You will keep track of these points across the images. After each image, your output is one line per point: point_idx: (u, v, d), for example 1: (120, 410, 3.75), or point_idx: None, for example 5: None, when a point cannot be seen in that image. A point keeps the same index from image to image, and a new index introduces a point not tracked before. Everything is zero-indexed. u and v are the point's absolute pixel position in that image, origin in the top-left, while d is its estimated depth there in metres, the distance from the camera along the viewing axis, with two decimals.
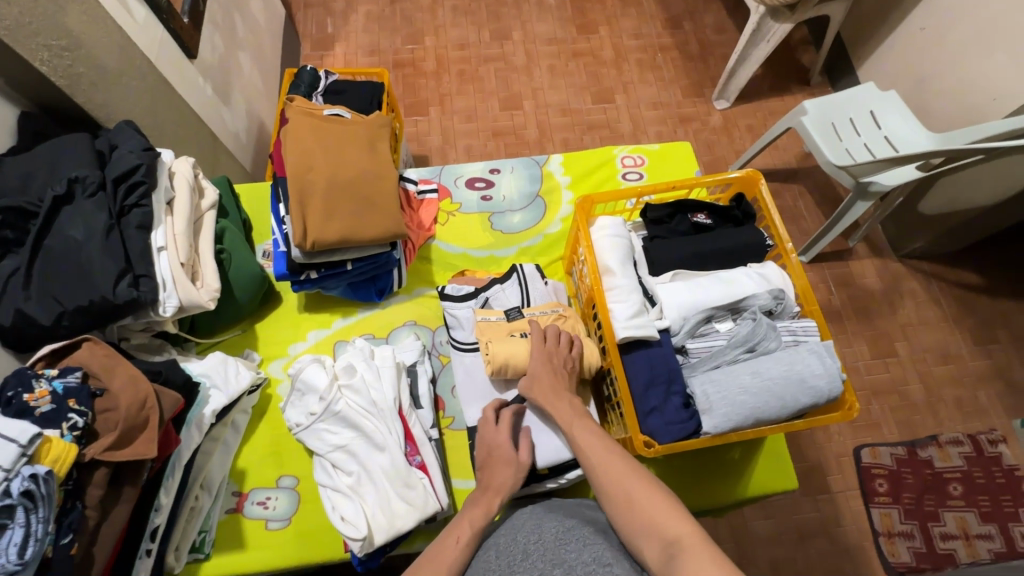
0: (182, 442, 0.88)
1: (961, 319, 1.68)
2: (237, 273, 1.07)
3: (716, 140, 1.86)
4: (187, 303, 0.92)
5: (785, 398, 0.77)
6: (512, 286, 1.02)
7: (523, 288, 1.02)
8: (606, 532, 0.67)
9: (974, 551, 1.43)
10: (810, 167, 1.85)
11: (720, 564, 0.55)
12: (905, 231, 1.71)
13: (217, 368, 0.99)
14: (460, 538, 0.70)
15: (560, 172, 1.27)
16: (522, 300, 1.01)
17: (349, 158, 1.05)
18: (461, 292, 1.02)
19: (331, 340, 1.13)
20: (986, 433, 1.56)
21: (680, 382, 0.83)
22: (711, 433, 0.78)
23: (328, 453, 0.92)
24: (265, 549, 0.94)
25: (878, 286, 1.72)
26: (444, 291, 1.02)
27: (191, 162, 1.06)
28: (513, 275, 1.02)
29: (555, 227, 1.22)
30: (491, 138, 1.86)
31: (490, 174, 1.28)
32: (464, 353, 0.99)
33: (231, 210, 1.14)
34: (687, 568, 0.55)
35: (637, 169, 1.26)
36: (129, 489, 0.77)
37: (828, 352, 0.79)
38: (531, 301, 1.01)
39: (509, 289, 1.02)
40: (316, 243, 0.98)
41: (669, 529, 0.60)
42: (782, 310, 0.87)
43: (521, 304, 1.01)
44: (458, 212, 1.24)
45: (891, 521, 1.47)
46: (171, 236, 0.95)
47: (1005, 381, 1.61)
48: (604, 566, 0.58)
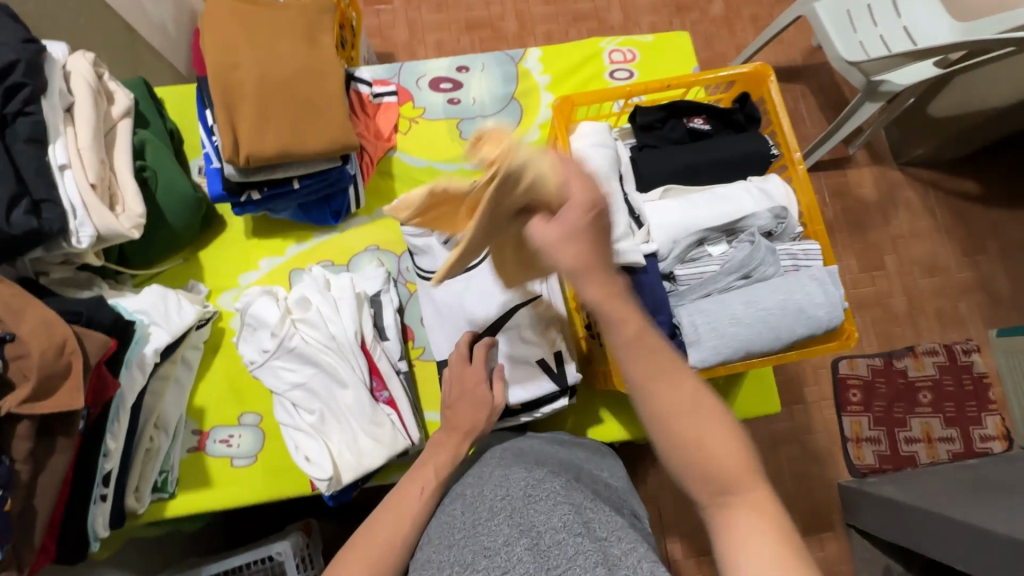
0: (124, 385, 0.81)
1: (953, 229, 1.61)
2: (165, 195, 0.93)
3: (716, 32, 1.65)
4: (105, 232, 0.80)
5: (779, 328, 0.70)
6: None
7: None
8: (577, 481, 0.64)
9: (933, 453, 1.48)
10: (817, 64, 1.66)
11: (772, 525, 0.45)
12: (910, 136, 1.58)
13: (157, 304, 0.89)
14: (425, 488, 0.69)
15: (538, 70, 1.10)
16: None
17: (282, 52, 0.88)
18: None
19: (285, 268, 1.02)
20: (962, 342, 1.55)
21: (667, 312, 0.75)
22: (698, 367, 0.73)
23: (287, 392, 0.86)
24: (232, 486, 0.91)
25: (873, 196, 1.62)
26: None
27: (91, 58, 0.87)
28: None
29: (532, 135, 1.07)
30: (462, 31, 1.62)
31: (457, 73, 1.10)
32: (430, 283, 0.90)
33: (152, 119, 0.97)
34: (734, 529, 0.45)
35: (627, 66, 1.09)
36: (63, 440, 0.70)
37: (830, 280, 0.72)
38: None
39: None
40: (250, 158, 0.84)
41: (721, 478, 0.47)
42: (782, 232, 0.78)
43: None
44: (421, 118, 1.08)
45: (860, 427, 1.50)
46: (75, 151, 0.80)
47: (987, 292, 1.58)
48: (575, 536, 0.54)
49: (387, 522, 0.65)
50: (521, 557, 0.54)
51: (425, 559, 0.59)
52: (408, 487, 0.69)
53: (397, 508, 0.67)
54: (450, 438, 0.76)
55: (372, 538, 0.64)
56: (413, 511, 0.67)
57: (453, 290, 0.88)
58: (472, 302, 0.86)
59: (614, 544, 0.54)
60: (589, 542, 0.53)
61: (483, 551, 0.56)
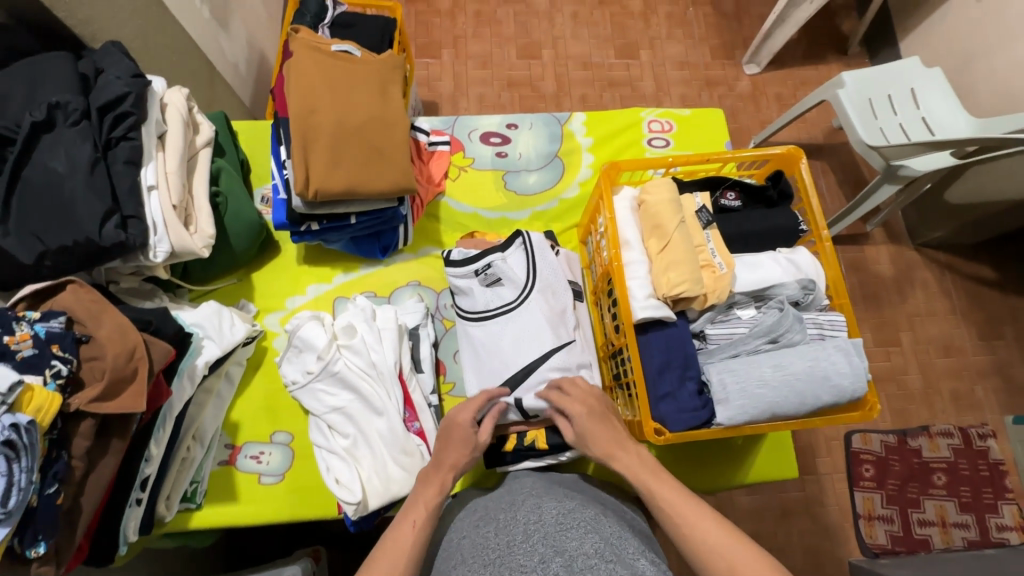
0: (174, 394, 0.84)
1: (969, 313, 1.64)
2: (233, 219, 1.01)
3: (742, 108, 1.76)
4: (179, 249, 0.87)
5: (805, 395, 0.73)
6: (516, 253, 0.93)
7: (529, 255, 0.93)
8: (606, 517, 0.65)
9: (948, 538, 1.45)
10: (837, 144, 1.75)
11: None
12: (928, 221, 1.63)
13: (211, 319, 0.94)
14: (417, 523, 0.67)
15: (582, 132, 1.19)
16: (529, 268, 0.92)
17: (356, 100, 0.97)
18: (464, 257, 0.95)
19: (331, 296, 1.08)
20: (977, 427, 1.55)
21: (696, 368, 0.79)
22: (724, 425, 0.76)
23: (324, 414, 0.90)
24: (257, 503, 0.93)
25: (889, 273, 1.67)
26: (449, 257, 0.96)
27: (186, 93, 0.97)
28: (517, 240, 0.93)
29: (572, 191, 1.15)
30: (505, 88, 1.75)
31: (506, 129, 1.19)
32: (469, 323, 0.95)
33: (228, 149, 1.06)
34: None
35: (664, 136, 1.18)
36: (117, 442, 0.74)
37: (855, 351, 0.75)
38: (539, 271, 0.93)
39: (515, 257, 0.93)
40: (319, 193, 0.91)
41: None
42: (810, 302, 0.82)
43: (526, 271, 0.93)
44: (470, 167, 1.16)
45: (873, 505, 1.47)
46: (163, 174, 0.88)
47: (1003, 377, 1.59)
48: (608, 560, 0.55)
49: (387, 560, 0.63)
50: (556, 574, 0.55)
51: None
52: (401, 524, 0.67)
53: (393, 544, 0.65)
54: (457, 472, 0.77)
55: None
56: (408, 548, 0.64)
57: (496, 332, 0.92)
58: (509, 344, 0.91)
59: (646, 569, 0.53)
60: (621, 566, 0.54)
61: (517, 568, 0.57)
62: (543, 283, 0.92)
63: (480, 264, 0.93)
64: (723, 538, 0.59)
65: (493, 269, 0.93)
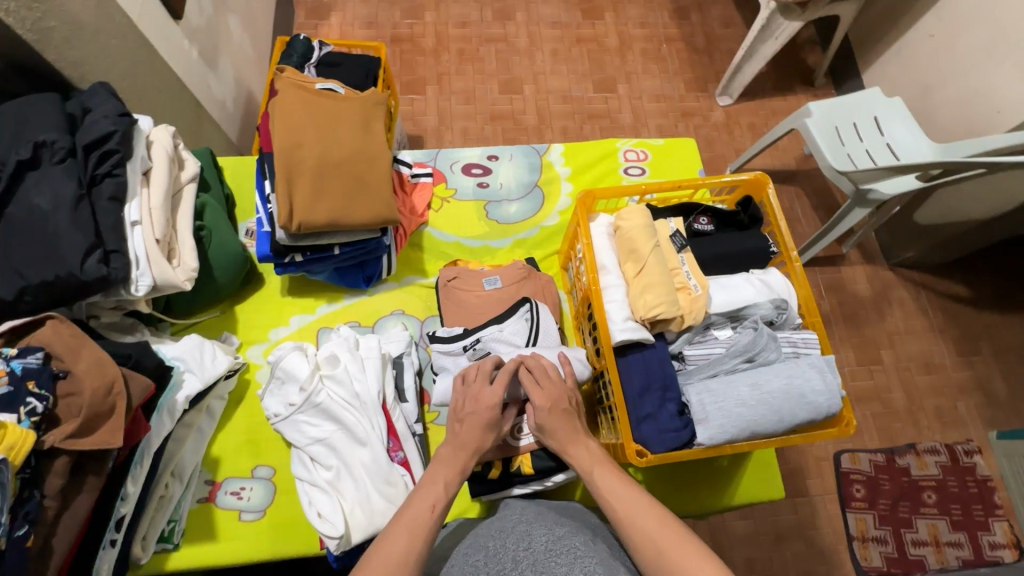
0: (153, 429, 0.83)
1: (946, 330, 1.66)
2: (216, 252, 1.02)
3: (717, 137, 1.83)
4: (161, 282, 0.87)
5: (782, 412, 0.75)
6: (516, 324, 0.93)
7: (531, 323, 0.94)
8: (596, 542, 0.65)
9: (942, 558, 1.42)
10: (809, 170, 1.82)
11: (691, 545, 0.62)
12: (899, 241, 1.68)
13: (193, 352, 0.94)
14: (435, 508, 0.68)
15: (561, 163, 1.23)
16: (530, 339, 0.93)
17: (338, 137, 1.00)
18: (451, 334, 0.94)
19: (315, 326, 1.09)
20: (963, 443, 1.55)
21: (676, 389, 0.81)
22: (705, 444, 0.76)
23: (307, 446, 0.89)
24: (238, 541, 0.91)
25: (867, 292, 1.69)
26: (434, 334, 0.94)
27: (172, 131, 0.99)
28: (520, 308, 0.94)
29: (552, 219, 1.18)
30: (489, 121, 1.80)
31: (487, 161, 1.23)
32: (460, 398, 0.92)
33: (213, 184, 1.08)
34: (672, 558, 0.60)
35: (640, 164, 1.22)
36: (93, 479, 0.73)
37: (829, 368, 0.78)
38: (540, 334, 0.94)
39: (513, 326, 0.93)
40: (302, 225, 0.93)
41: (653, 539, 0.63)
42: (783, 321, 0.85)
43: (525, 342, 0.93)
44: (452, 198, 1.19)
45: (865, 526, 1.45)
46: (147, 209, 0.89)
47: (984, 393, 1.60)
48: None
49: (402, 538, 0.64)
50: None
51: None
52: (420, 504, 0.68)
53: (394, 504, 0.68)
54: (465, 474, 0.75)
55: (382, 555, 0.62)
56: (409, 513, 0.66)
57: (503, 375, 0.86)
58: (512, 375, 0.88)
59: None
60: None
61: None
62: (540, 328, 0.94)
63: (469, 340, 0.93)
64: (667, 532, 0.63)
65: (482, 345, 0.92)
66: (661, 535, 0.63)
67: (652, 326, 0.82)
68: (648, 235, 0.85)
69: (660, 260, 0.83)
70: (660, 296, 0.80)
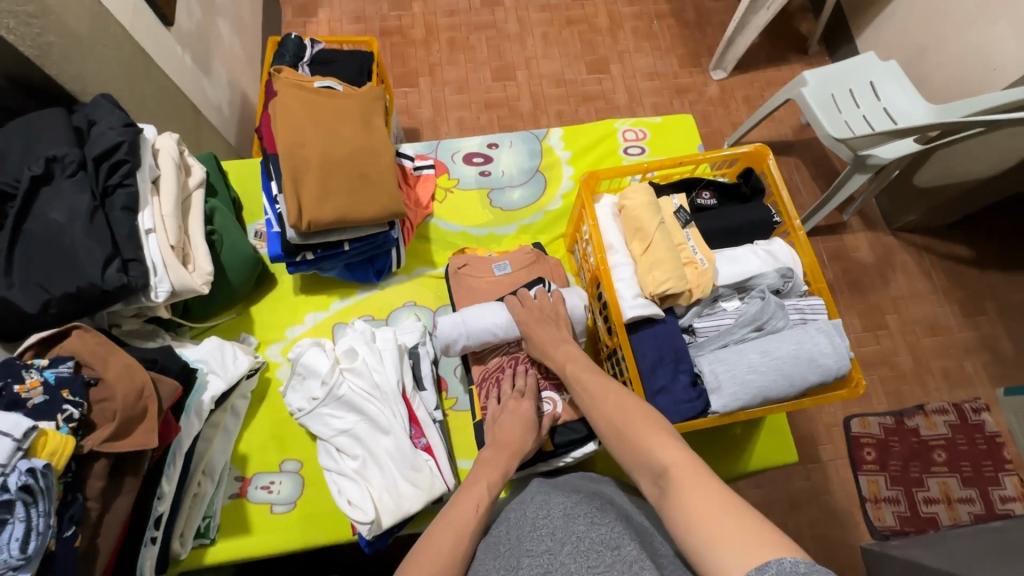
0: (183, 429, 0.86)
1: (949, 291, 1.67)
2: (229, 255, 1.03)
3: (712, 112, 1.83)
4: (179, 287, 0.89)
5: (793, 377, 0.77)
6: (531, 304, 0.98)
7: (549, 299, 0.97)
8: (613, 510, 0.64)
9: (955, 514, 1.45)
10: (806, 140, 1.82)
11: (651, 420, 0.64)
12: (900, 206, 1.68)
13: (215, 353, 0.97)
14: (480, 505, 0.67)
15: (560, 147, 1.24)
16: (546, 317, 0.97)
17: (339, 135, 1.01)
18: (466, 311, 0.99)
19: (330, 323, 1.11)
20: (970, 402, 1.57)
21: (688, 360, 0.83)
22: (719, 413, 0.78)
23: (332, 438, 0.92)
24: (272, 533, 0.94)
25: (870, 259, 1.70)
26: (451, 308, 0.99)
27: (176, 139, 1.01)
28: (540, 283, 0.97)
29: (556, 203, 1.19)
30: (484, 110, 1.80)
31: (487, 149, 1.24)
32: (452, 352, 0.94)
33: (220, 188, 1.10)
34: (630, 427, 0.64)
35: (639, 144, 1.23)
36: (130, 480, 0.75)
37: (836, 332, 0.79)
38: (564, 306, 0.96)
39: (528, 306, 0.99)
40: (312, 224, 0.95)
41: (611, 418, 0.68)
42: (790, 289, 0.86)
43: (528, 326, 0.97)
44: (455, 188, 1.21)
45: (877, 488, 1.48)
46: (160, 217, 0.91)
47: (990, 351, 1.62)
48: (612, 548, 0.56)
49: (449, 534, 0.62)
50: (565, 561, 0.55)
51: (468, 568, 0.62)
52: (464, 505, 0.67)
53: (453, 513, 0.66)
54: (498, 457, 0.77)
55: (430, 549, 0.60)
56: (469, 522, 0.64)
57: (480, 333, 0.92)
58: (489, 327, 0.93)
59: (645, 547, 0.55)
60: (626, 546, 0.56)
61: (524, 555, 0.58)
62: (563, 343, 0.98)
63: None
64: (627, 408, 0.67)
65: None
66: (619, 411, 0.67)
67: (662, 302, 0.84)
68: (654, 212, 0.87)
69: (666, 235, 0.85)
70: (668, 272, 0.81)
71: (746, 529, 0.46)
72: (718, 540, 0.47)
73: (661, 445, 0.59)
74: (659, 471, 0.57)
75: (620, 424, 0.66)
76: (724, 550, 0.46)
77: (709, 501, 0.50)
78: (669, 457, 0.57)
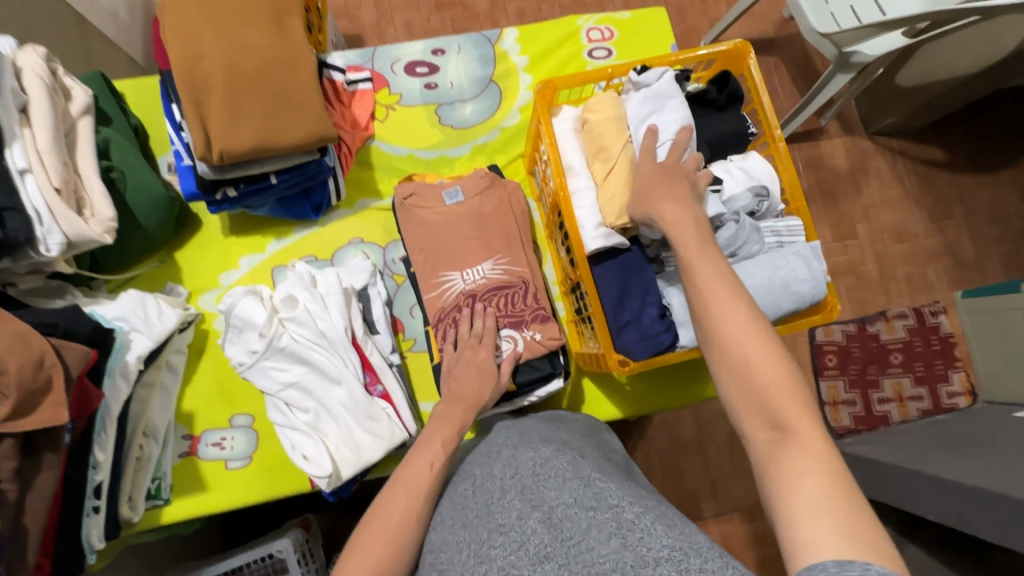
0: (109, 395, 0.78)
1: (921, 197, 1.63)
2: (136, 195, 0.90)
3: (689, 6, 1.63)
4: (75, 238, 0.76)
5: (766, 306, 0.72)
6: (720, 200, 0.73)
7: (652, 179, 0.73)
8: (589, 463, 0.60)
9: (905, 411, 1.51)
10: (789, 37, 1.66)
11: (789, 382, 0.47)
12: (880, 108, 1.59)
13: (136, 309, 0.86)
14: (435, 464, 0.65)
15: (516, 51, 1.08)
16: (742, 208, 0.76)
17: (247, 41, 0.84)
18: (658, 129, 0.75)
19: (267, 266, 1.00)
20: (930, 305, 1.57)
21: (655, 292, 0.77)
22: (688, 347, 0.74)
23: (279, 392, 0.85)
24: (230, 487, 0.90)
25: (845, 166, 1.63)
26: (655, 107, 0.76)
27: (43, 54, 0.82)
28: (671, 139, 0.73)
29: (512, 119, 1.06)
30: (434, 10, 1.57)
31: (432, 57, 1.08)
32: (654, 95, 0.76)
33: (113, 115, 0.93)
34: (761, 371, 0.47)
35: (605, 45, 1.08)
36: (52, 457, 0.68)
37: (814, 255, 0.74)
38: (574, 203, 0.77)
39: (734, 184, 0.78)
40: (224, 155, 0.81)
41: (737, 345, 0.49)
42: (765, 210, 0.78)
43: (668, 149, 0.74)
44: (398, 105, 1.05)
45: (836, 392, 1.52)
46: (35, 154, 0.75)
47: (954, 257, 1.61)
48: (588, 511, 0.51)
49: (401, 500, 0.61)
50: (536, 532, 0.52)
51: (438, 533, 0.59)
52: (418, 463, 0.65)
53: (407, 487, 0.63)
54: (454, 412, 0.74)
55: (383, 515, 0.60)
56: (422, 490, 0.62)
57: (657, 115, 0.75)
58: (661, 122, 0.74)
59: (627, 509, 0.50)
60: (602, 511, 0.51)
61: (496, 530, 0.54)
62: (528, 278, 0.91)
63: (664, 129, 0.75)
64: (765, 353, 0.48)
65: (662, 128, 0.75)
66: (753, 351, 0.48)
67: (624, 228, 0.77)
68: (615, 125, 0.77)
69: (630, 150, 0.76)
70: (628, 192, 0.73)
71: (850, 515, 0.39)
72: (811, 508, 0.40)
73: (781, 394, 0.46)
74: (777, 422, 0.45)
75: (743, 351, 0.48)
76: (817, 524, 0.39)
77: (808, 472, 0.42)
78: (785, 408, 0.46)
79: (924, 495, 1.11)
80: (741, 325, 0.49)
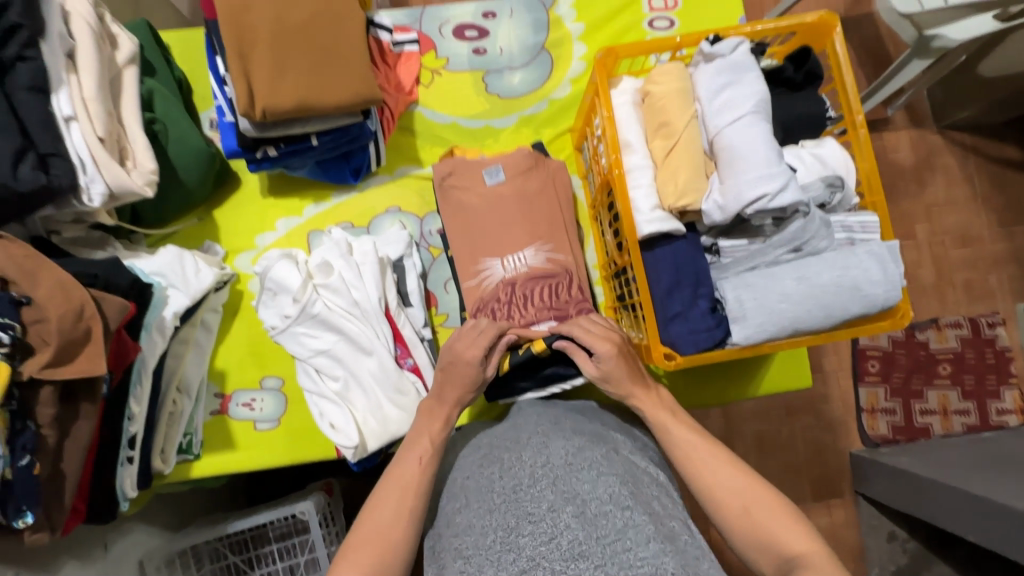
0: (145, 349, 0.78)
1: (989, 199, 1.51)
2: (177, 149, 0.89)
3: None
4: (117, 189, 0.75)
5: (832, 307, 0.66)
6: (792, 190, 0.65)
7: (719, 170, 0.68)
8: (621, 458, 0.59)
9: (948, 425, 1.40)
10: (860, 16, 1.53)
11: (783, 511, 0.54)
12: (956, 100, 1.46)
13: (173, 265, 0.87)
14: (424, 458, 0.64)
15: (571, 18, 1.02)
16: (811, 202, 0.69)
17: None
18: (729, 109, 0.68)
19: (304, 230, 0.99)
20: (987, 316, 1.46)
21: (708, 285, 0.73)
22: (740, 344, 0.70)
23: (310, 358, 0.85)
24: (256, 447, 0.91)
25: (910, 161, 1.51)
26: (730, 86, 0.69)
27: None
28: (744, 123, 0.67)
29: (562, 90, 1.00)
30: None
31: (483, 20, 1.02)
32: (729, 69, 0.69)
33: (158, 66, 0.91)
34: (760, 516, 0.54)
35: (667, 15, 1.01)
36: (88, 406, 0.68)
37: (891, 256, 0.67)
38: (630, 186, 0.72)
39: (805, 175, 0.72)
40: (266, 113, 0.78)
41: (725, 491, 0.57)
42: (838, 203, 0.72)
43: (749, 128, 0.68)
44: (444, 70, 1.01)
45: (876, 399, 1.41)
46: (80, 101, 0.74)
47: (1020, 266, 1.49)
48: (624, 511, 0.50)
49: (393, 496, 0.60)
50: (569, 526, 0.49)
51: (460, 517, 0.56)
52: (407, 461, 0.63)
53: (399, 480, 0.62)
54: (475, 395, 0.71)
55: (374, 517, 0.59)
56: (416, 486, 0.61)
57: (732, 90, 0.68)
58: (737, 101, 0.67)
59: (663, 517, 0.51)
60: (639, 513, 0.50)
61: (526, 518, 0.51)
62: (571, 267, 0.87)
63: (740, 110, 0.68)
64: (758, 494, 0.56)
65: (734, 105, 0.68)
66: (741, 491, 0.56)
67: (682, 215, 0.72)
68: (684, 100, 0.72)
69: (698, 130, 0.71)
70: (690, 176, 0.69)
71: None
72: None
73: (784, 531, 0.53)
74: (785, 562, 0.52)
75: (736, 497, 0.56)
76: None
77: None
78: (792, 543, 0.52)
79: (967, 518, 1.03)
80: (729, 483, 0.57)
